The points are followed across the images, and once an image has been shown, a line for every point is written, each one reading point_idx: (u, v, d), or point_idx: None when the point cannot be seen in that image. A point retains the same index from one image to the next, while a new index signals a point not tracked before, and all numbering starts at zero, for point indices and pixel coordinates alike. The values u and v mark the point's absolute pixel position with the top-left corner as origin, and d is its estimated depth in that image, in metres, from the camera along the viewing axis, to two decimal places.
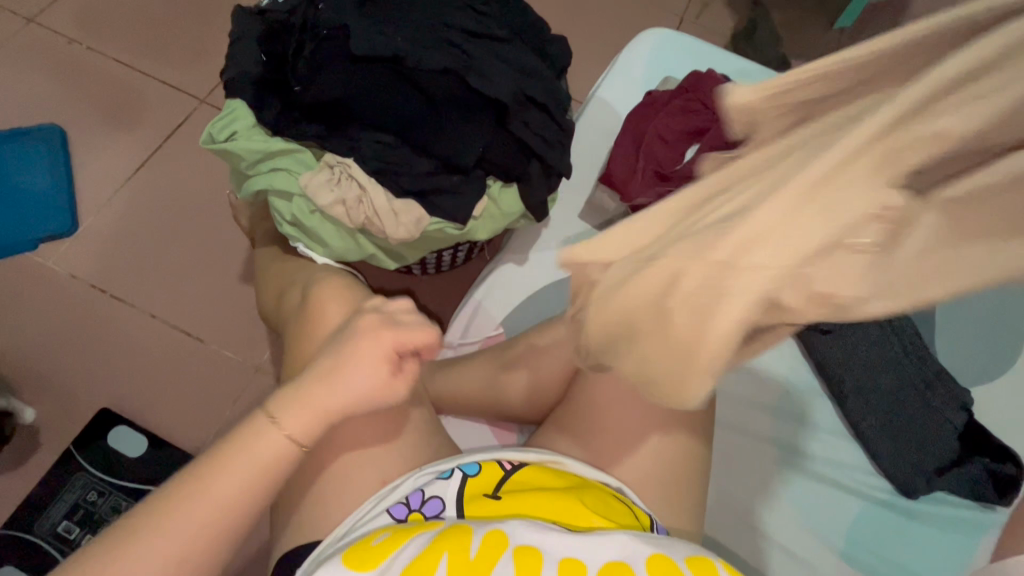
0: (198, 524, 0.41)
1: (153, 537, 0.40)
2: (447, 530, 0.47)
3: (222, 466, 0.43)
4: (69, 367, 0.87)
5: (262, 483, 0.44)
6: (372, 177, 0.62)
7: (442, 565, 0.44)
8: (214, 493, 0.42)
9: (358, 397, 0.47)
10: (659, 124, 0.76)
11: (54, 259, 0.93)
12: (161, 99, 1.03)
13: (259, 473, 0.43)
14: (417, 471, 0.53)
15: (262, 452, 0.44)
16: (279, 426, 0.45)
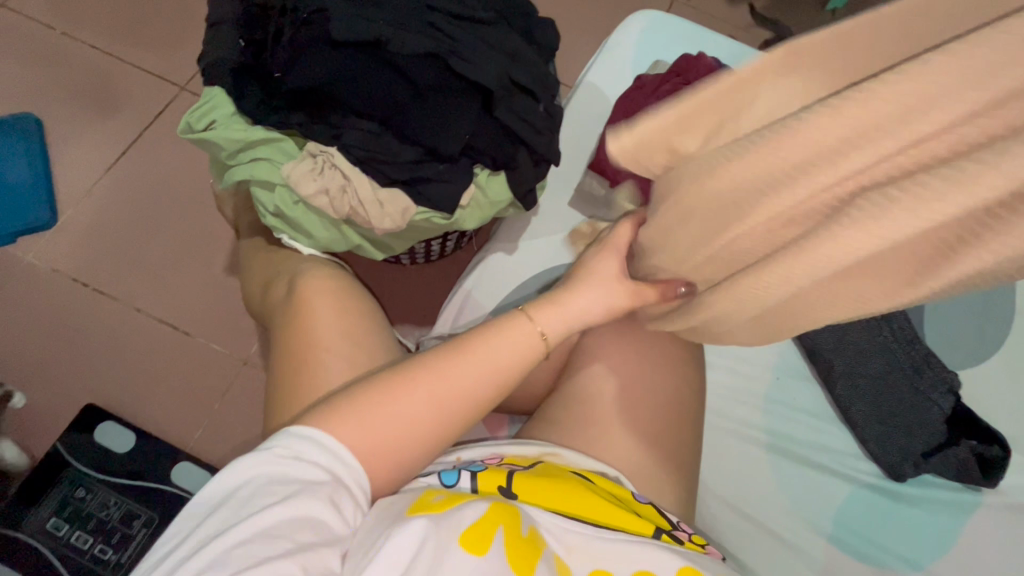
0: (444, 396, 0.48)
1: (401, 409, 0.46)
2: (498, 505, 0.47)
3: (440, 364, 0.49)
4: (53, 363, 0.86)
5: (470, 392, 0.49)
6: (356, 166, 0.60)
7: (500, 535, 0.44)
8: (456, 373, 0.48)
9: (597, 306, 0.55)
10: (650, 109, 0.75)
11: (33, 252, 0.91)
12: (140, 86, 1.00)
13: (465, 376, 0.48)
14: (422, 473, 0.53)
15: (512, 345, 0.51)
16: (535, 320, 0.53)
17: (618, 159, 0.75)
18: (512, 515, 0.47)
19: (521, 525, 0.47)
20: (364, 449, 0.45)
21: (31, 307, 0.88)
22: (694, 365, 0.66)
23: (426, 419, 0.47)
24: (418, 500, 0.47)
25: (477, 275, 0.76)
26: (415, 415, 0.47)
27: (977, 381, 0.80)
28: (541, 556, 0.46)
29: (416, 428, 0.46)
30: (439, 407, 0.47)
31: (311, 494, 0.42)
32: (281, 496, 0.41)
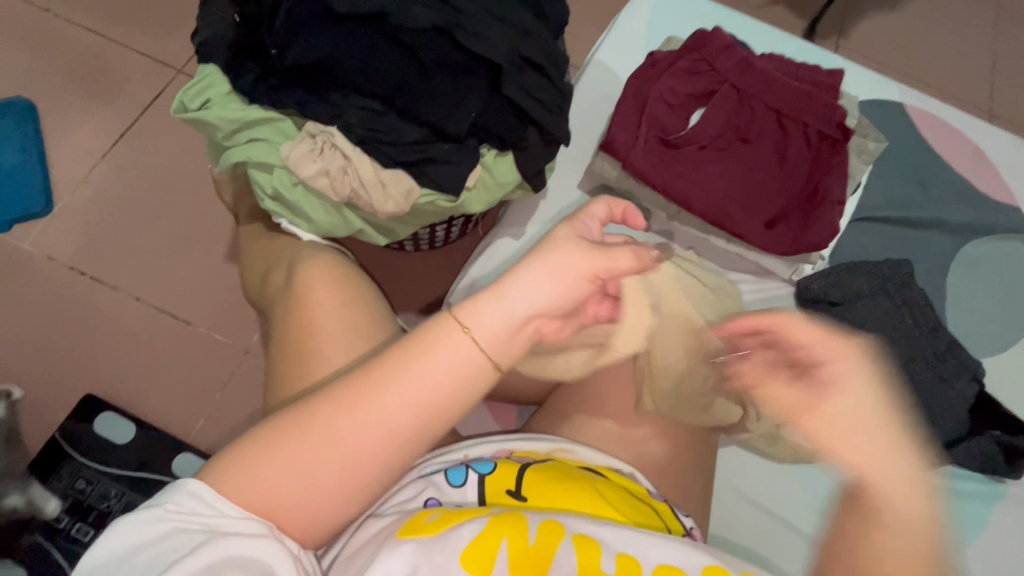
0: (379, 437, 0.41)
1: (325, 453, 0.41)
2: (500, 514, 0.45)
3: (351, 400, 0.41)
4: (51, 352, 0.84)
5: (424, 423, 0.41)
6: (357, 146, 0.58)
7: (502, 550, 0.42)
8: (387, 412, 0.40)
9: (559, 301, 0.43)
10: (664, 87, 0.72)
11: (30, 239, 0.89)
12: (136, 69, 0.97)
13: (381, 410, 0.41)
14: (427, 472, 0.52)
15: (447, 364, 0.41)
16: (466, 332, 0.41)
17: (631, 140, 0.71)
18: (519, 522, 0.44)
19: (528, 531, 0.44)
20: (269, 492, 0.41)
21: (27, 296, 0.86)
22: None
23: (354, 455, 0.41)
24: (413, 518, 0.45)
25: (483, 261, 0.73)
26: (327, 456, 0.41)
27: (1003, 371, 0.77)
28: (555, 554, 0.43)
29: (328, 472, 0.41)
30: (367, 444, 0.41)
31: (213, 540, 0.40)
32: (209, 539, 0.40)
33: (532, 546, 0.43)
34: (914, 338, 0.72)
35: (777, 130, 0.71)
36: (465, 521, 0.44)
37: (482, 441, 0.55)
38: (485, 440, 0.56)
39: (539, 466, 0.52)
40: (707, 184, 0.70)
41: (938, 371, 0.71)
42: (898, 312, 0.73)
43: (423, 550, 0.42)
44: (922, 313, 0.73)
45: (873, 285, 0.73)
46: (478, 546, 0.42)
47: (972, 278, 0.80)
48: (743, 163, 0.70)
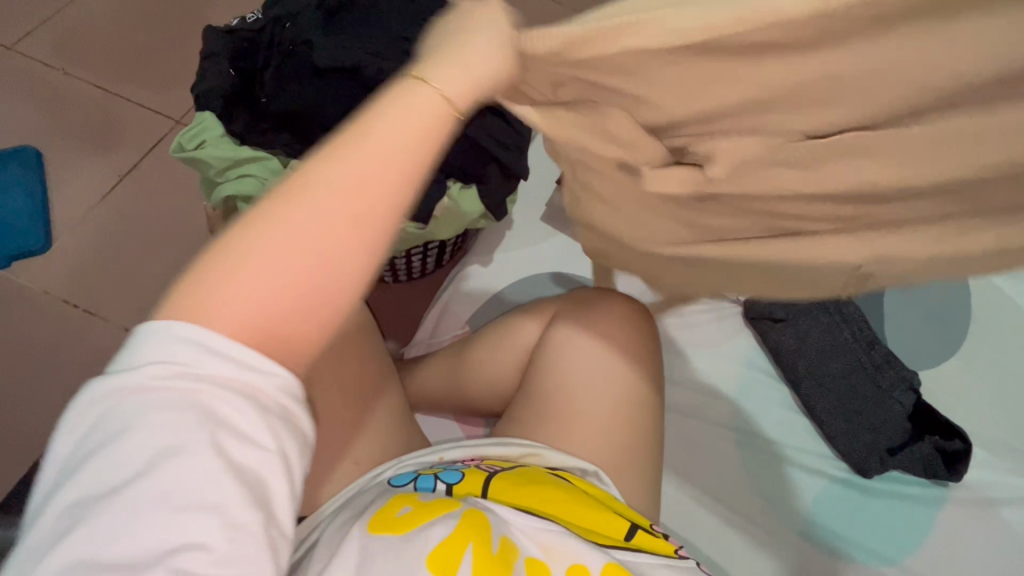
0: (359, 204, 0.31)
1: (276, 233, 0.31)
2: (466, 519, 0.48)
3: (320, 167, 0.31)
4: (40, 381, 0.88)
5: (402, 175, 0.32)
6: None
7: (466, 555, 0.45)
8: (356, 168, 0.31)
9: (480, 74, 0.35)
10: None
11: (26, 275, 0.94)
12: (137, 120, 1.06)
13: (363, 163, 0.32)
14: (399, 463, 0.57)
15: (419, 110, 0.33)
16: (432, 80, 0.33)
17: None
18: (486, 524, 0.49)
19: (492, 541, 0.47)
20: (233, 308, 0.30)
21: (20, 328, 0.91)
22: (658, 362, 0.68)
23: (347, 220, 0.31)
24: (388, 509, 0.49)
25: (455, 288, 0.80)
26: (298, 228, 0.31)
27: (933, 377, 0.83)
28: (513, 568, 0.46)
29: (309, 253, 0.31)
30: (352, 208, 0.31)
31: (181, 425, 0.29)
32: (207, 415, 0.29)
33: (494, 554, 0.46)
34: (851, 350, 0.78)
35: None
36: (433, 519, 0.47)
37: (459, 444, 0.59)
38: (460, 446, 0.60)
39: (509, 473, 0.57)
40: None
41: (876, 380, 0.76)
42: (836, 327, 0.79)
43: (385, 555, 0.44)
44: (859, 328, 0.79)
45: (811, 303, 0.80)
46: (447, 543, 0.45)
47: (902, 299, 0.87)
48: None
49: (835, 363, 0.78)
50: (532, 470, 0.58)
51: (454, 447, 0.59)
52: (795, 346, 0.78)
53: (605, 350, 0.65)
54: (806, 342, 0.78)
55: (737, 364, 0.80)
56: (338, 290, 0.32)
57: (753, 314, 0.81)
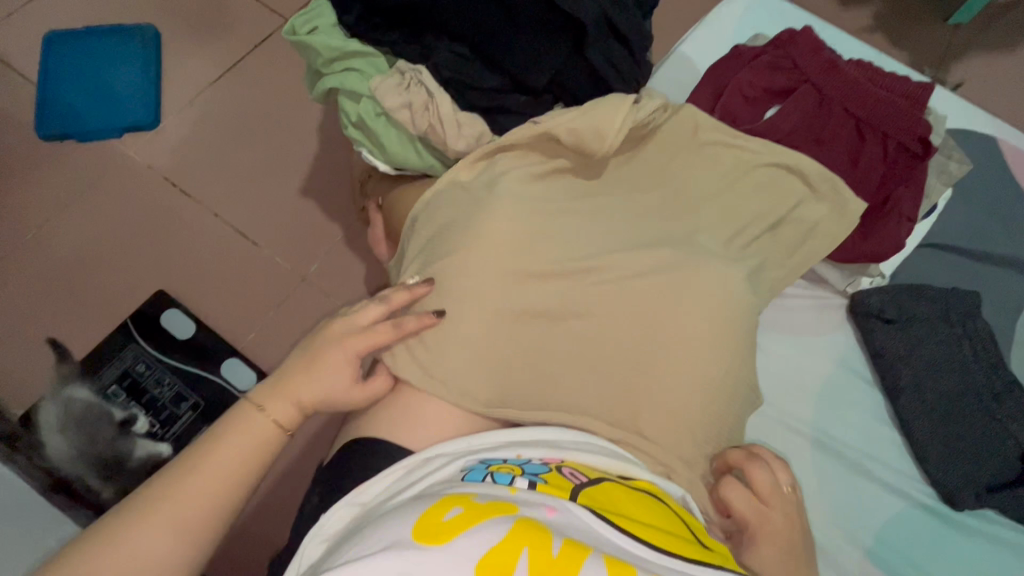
0: (213, 483, 0.42)
1: (180, 495, 0.41)
2: (524, 520, 0.37)
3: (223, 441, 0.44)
4: (132, 249, 0.92)
5: (235, 474, 0.43)
6: (441, 86, 0.62)
7: (521, 564, 0.34)
8: (219, 456, 0.43)
9: (332, 391, 0.48)
10: (743, 80, 0.71)
11: (134, 148, 0.97)
12: (252, 14, 1.06)
13: (224, 459, 0.43)
14: (474, 448, 0.47)
15: (252, 437, 0.44)
16: (264, 411, 0.45)
17: None
18: (544, 529, 0.37)
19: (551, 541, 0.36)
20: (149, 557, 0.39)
21: (122, 197, 0.95)
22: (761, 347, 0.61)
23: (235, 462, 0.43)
24: (438, 506, 0.39)
25: None
26: (209, 483, 0.42)
27: None
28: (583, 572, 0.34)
29: (201, 506, 0.41)
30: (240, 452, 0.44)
31: None
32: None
33: (556, 559, 0.34)
34: (968, 370, 0.69)
35: (853, 135, 0.70)
36: (487, 521, 0.37)
37: (532, 447, 0.48)
38: (544, 439, 0.50)
39: (595, 487, 0.45)
40: None
41: (992, 409, 0.67)
42: (956, 342, 0.69)
43: (421, 558, 0.35)
44: (983, 348, 0.70)
45: (932, 310, 0.71)
46: (492, 558, 0.34)
47: None
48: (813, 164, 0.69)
49: (945, 381, 0.68)
50: (620, 485, 0.47)
51: (528, 438, 0.49)
52: (902, 353, 0.70)
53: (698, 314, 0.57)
54: (916, 353, 0.70)
55: (829, 361, 0.73)
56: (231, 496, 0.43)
57: (858, 310, 0.73)
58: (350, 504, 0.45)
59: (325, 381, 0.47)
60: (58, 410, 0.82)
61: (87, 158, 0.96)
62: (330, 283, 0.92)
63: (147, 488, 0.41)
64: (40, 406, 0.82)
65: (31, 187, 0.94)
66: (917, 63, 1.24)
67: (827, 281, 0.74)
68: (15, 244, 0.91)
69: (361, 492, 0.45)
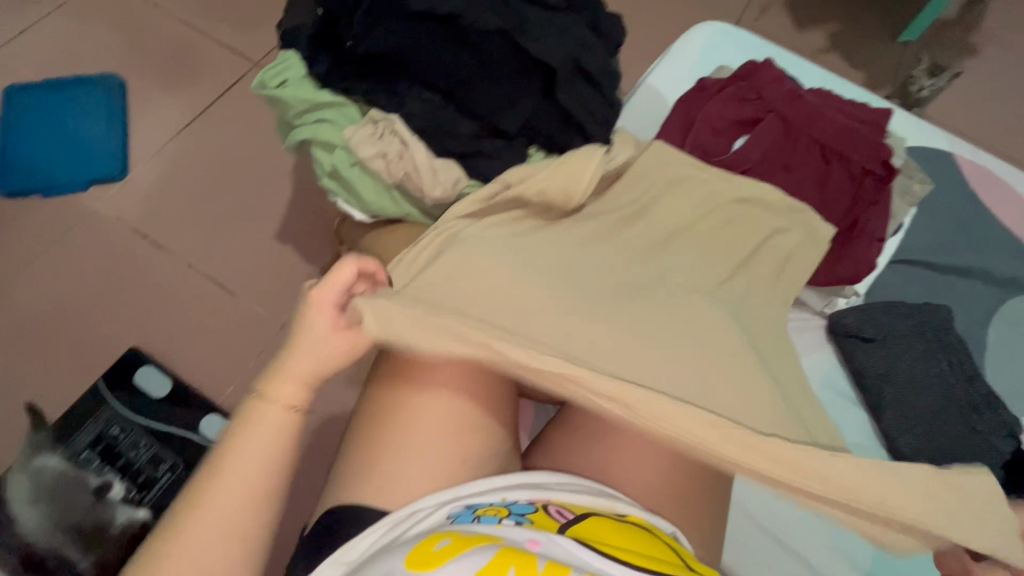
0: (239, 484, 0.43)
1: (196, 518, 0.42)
2: (510, 549, 0.39)
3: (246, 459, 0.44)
4: (102, 305, 0.89)
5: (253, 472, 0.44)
6: (415, 134, 0.62)
7: None
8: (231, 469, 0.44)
9: (323, 356, 0.48)
10: (710, 112, 0.73)
11: (102, 201, 0.95)
12: (219, 60, 1.05)
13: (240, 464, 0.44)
14: (461, 492, 0.47)
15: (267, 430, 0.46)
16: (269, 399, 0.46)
17: None
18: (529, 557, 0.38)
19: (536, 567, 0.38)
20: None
21: (90, 251, 0.92)
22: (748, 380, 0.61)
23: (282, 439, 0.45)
24: (425, 542, 0.41)
25: None
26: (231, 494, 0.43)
27: None
28: None
29: (237, 503, 0.43)
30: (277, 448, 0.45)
31: None
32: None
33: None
34: (948, 382, 0.70)
35: (820, 161, 0.72)
36: (471, 552, 0.39)
37: (524, 484, 0.48)
38: (529, 479, 0.49)
39: (585, 521, 0.45)
40: None
41: (973, 421, 0.69)
42: (933, 356, 0.71)
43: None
44: (959, 360, 0.71)
45: (908, 325, 0.72)
46: None
47: (1011, 336, 0.77)
48: (786, 190, 0.70)
49: (927, 396, 0.70)
50: (610, 518, 0.47)
51: (513, 478, 0.48)
52: (883, 370, 0.71)
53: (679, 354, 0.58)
54: (896, 368, 0.71)
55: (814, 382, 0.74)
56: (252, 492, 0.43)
57: (837, 332, 0.74)
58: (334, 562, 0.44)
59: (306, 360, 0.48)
60: (30, 480, 0.79)
61: (51, 215, 0.93)
62: None
63: (167, 516, 0.43)
64: (11, 477, 0.79)
65: None
66: (874, 79, 1.29)
67: (805, 302, 0.76)
68: None
69: (347, 550, 0.44)
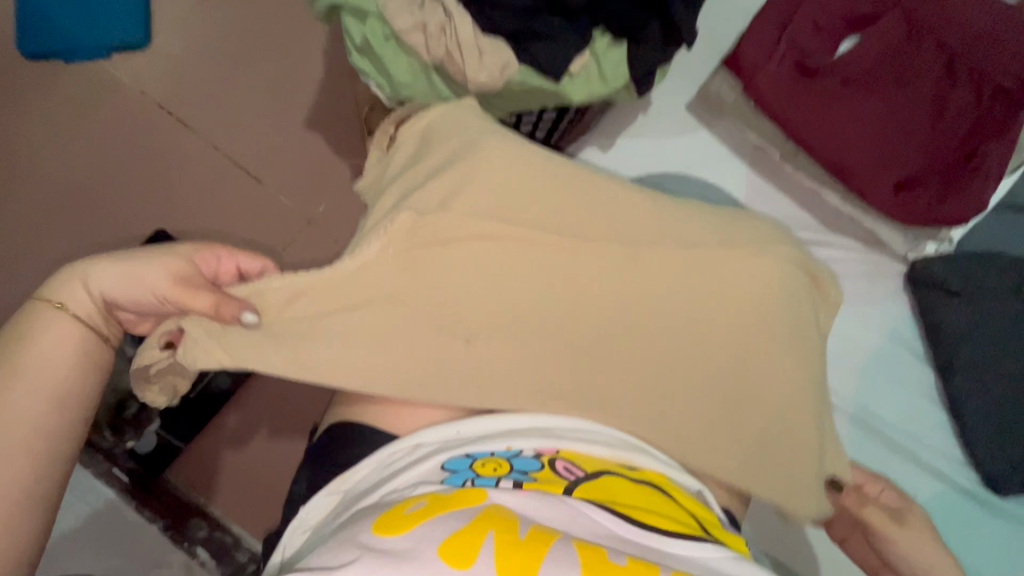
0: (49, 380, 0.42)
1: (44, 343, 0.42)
2: (490, 508, 0.36)
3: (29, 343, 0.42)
4: (127, 185, 0.86)
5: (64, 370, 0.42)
6: (461, 3, 0.52)
7: (487, 545, 0.33)
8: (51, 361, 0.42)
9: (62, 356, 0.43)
10: (817, 3, 0.60)
11: (125, 71, 0.89)
12: None
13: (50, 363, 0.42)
14: (447, 448, 0.43)
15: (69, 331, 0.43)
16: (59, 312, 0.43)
17: (763, 58, 0.61)
18: (510, 516, 0.36)
19: (519, 527, 0.35)
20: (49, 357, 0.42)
21: (115, 125, 0.87)
22: (807, 333, 0.55)
23: (84, 335, 0.43)
24: (396, 507, 0.37)
25: None
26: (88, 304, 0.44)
27: None
28: (551, 553, 0.33)
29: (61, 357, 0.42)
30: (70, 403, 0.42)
31: None
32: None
33: (521, 541, 0.34)
34: None
35: (942, 74, 0.59)
36: (449, 513, 0.36)
37: (532, 432, 0.45)
38: (536, 428, 0.46)
39: (591, 482, 0.41)
40: (844, 125, 0.59)
41: None
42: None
43: (392, 562, 0.32)
44: None
45: (1005, 281, 0.63)
46: (459, 541, 0.33)
47: None
48: (892, 109, 0.59)
49: (1011, 359, 0.62)
50: (622, 478, 0.43)
51: (522, 423, 0.46)
52: (965, 328, 0.63)
53: (724, 297, 0.53)
54: (979, 328, 0.63)
55: (880, 333, 0.66)
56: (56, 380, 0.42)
57: (917, 281, 0.65)
58: (329, 492, 0.44)
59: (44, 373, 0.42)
60: None
61: (77, 81, 0.88)
62: (337, 227, 0.86)
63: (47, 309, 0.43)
64: None
65: (21, 113, 0.87)
66: None
67: (886, 244, 0.66)
68: (8, 177, 0.85)
69: (342, 480, 0.44)
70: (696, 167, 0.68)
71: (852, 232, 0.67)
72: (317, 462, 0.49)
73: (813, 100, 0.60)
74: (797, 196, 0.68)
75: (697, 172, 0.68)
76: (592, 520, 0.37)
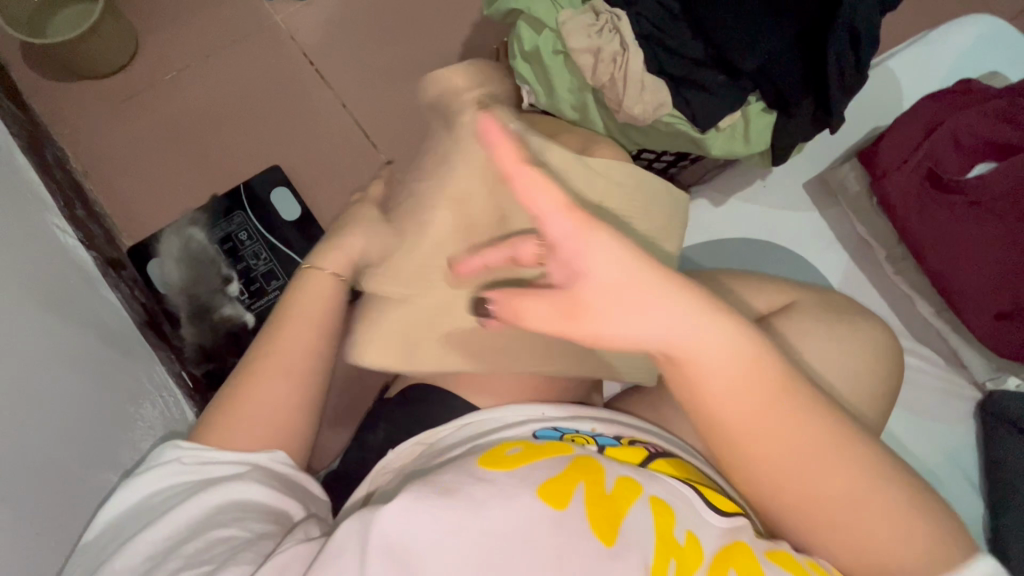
0: (302, 337, 0.50)
1: (259, 367, 0.49)
2: (581, 460, 0.41)
3: (297, 297, 0.52)
4: (256, 118, 0.91)
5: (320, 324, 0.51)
6: (637, 40, 0.55)
7: (579, 492, 0.38)
8: (293, 322, 0.51)
9: (326, 301, 0.52)
10: (964, 121, 0.62)
11: (282, 15, 0.95)
12: None
13: (300, 319, 0.51)
14: (536, 420, 0.47)
15: (307, 308, 0.51)
16: (321, 269, 0.52)
17: (897, 160, 0.63)
18: (599, 469, 0.40)
19: (606, 480, 0.40)
20: (297, 323, 0.51)
21: (260, 62, 0.93)
22: (875, 429, 0.57)
23: (324, 296, 0.52)
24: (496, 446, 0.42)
25: None
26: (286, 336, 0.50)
27: None
28: (630, 511, 0.38)
29: (306, 332, 0.50)
30: (296, 358, 0.49)
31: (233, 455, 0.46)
32: (174, 470, 0.44)
33: (607, 494, 0.39)
34: None
35: None
36: (546, 460, 0.40)
37: (611, 419, 0.49)
38: (615, 417, 0.49)
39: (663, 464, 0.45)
40: (962, 242, 0.61)
41: None
42: None
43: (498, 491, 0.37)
44: None
45: None
46: (556, 483, 0.38)
47: None
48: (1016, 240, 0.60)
49: None
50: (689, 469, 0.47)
51: (602, 412, 0.49)
52: None
53: None
54: None
55: (940, 450, 0.66)
56: (312, 318, 0.51)
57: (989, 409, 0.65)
58: (416, 442, 0.47)
59: (292, 320, 0.51)
60: (177, 243, 0.84)
61: (237, 14, 0.94)
62: None
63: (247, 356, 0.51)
64: (161, 236, 0.84)
65: (178, 27, 0.93)
66: None
67: (967, 366, 0.67)
68: (152, 81, 0.91)
69: (429, 434, 0.47)
70: (799, 246, 0.70)
71: (935, 347, 0.68)
72: (396, 416, 0.52)
73: (940, 210, 0.61)
74: (890, 296, 0.69)
75: (801, 250, 0.69)
76: (663, 485, 0.42)
